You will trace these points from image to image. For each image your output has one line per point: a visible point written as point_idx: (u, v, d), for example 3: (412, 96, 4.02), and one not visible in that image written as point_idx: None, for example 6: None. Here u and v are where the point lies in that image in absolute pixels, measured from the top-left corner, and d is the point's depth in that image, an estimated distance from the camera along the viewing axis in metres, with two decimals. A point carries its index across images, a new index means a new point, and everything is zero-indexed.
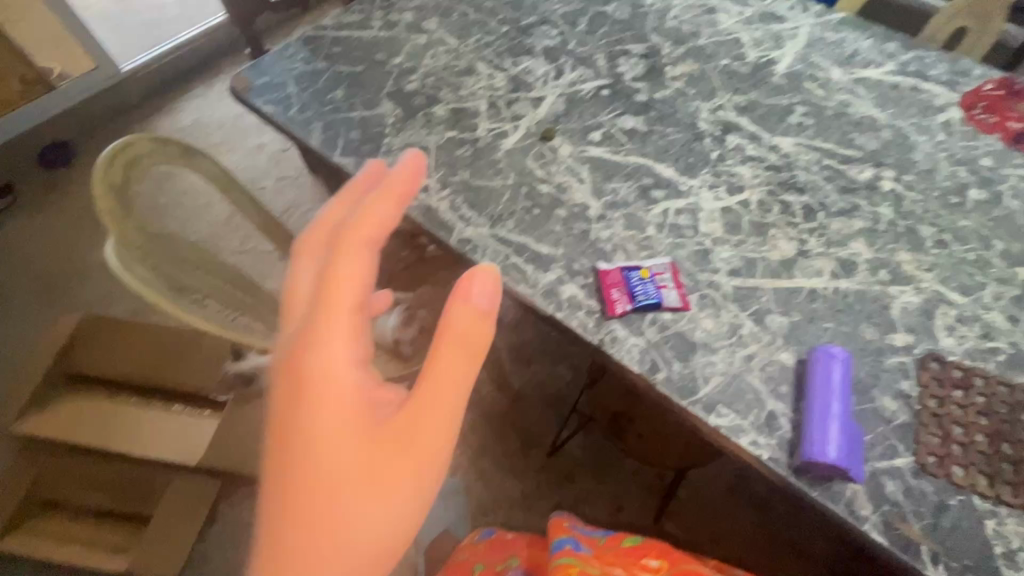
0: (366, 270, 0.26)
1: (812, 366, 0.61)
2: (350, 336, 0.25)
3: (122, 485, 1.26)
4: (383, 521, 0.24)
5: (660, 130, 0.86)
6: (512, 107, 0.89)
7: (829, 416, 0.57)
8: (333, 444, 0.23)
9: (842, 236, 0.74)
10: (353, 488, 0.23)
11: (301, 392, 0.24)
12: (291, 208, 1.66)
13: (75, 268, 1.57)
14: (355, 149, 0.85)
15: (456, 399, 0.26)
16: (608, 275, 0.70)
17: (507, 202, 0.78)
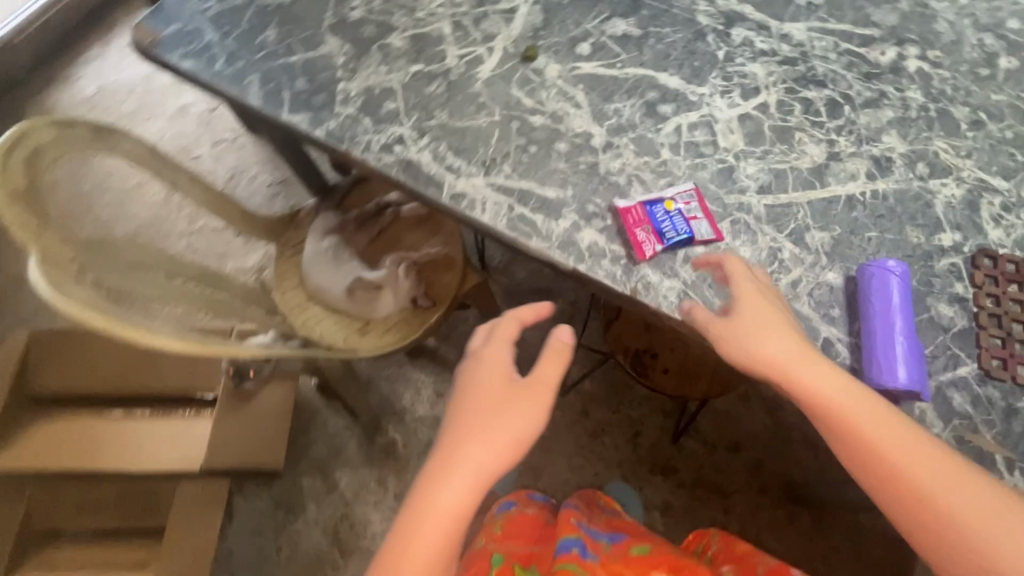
0: (514, 321, 0.61)
1: (866, 284, 0.55)
2: (507, 343, 0.59)
3: (124, 501, 1.19)
4: (523, 411, 0.55)
5: (656, 32, 0.75)
6: (480, 26, 0.76)
7: (893, 335, 0.53)
8: (496, 376, 0.57)
9: (872, 130, 0.67)
10: (510, 395, 0.56)
11: (485, 362, 0.58)
12: (236, 175, 1.49)
13: (6, 281, 1.39)
14: (305, 102, 0.71)
15: (552, 379, 0.57)
16: (630, 213, 0.61)
17: (498, 143, 0.68)
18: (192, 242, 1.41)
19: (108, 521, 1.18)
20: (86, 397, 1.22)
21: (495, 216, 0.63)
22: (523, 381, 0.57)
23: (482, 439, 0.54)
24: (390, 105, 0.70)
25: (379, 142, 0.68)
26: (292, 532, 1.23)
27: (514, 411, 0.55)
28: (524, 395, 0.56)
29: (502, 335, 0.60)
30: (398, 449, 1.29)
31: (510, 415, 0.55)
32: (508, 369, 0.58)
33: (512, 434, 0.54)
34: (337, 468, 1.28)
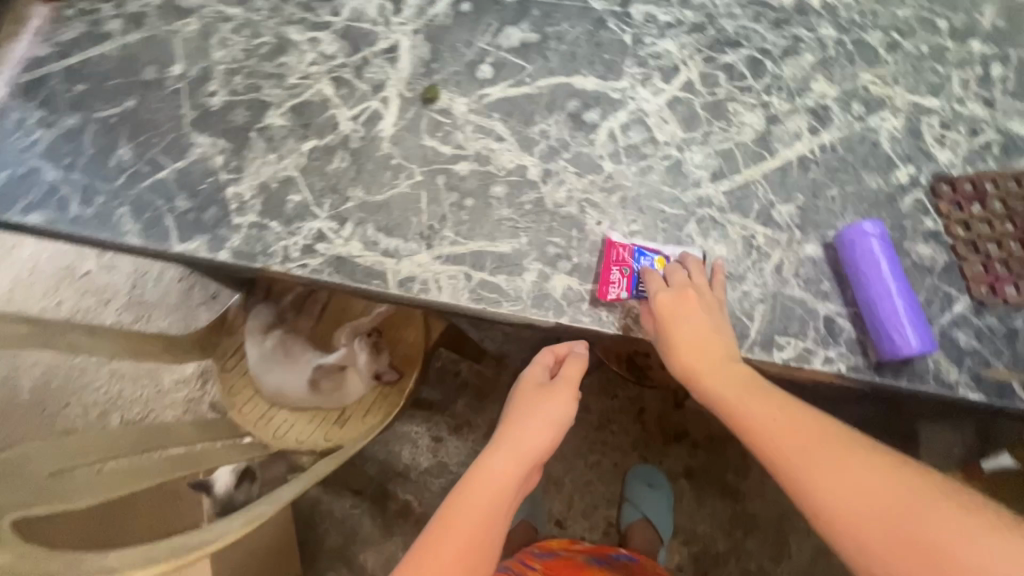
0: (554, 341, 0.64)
1: (849, 254, 0.54)
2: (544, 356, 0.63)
3: None
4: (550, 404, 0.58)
5: (554, 32, 0.68)
6: (365, 75, 0.67)
7: (890, 300, 0.52)
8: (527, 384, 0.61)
9: (800, 81, 0.65)
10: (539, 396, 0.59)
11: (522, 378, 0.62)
12: (137, 280, 1.32)
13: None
14: (196, 222, 0.61)
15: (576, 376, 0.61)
16: (614, 250, 0.57)
17: (429, 206, 0.60)
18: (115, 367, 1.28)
19: None
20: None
21: (454, 291, 0.57)
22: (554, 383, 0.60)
23: (513, 438, 0.56)
24: (295, 198, 0.61)
25: (297, 244, 0.59)
26: None
27: (546, 403, 0.58)
28: (550, 393, 0.59)
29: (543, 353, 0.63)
30: (414, 510, 1.23)
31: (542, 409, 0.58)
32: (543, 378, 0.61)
33: (540, 423, 0.57)
34: (359, 550, 1.22)
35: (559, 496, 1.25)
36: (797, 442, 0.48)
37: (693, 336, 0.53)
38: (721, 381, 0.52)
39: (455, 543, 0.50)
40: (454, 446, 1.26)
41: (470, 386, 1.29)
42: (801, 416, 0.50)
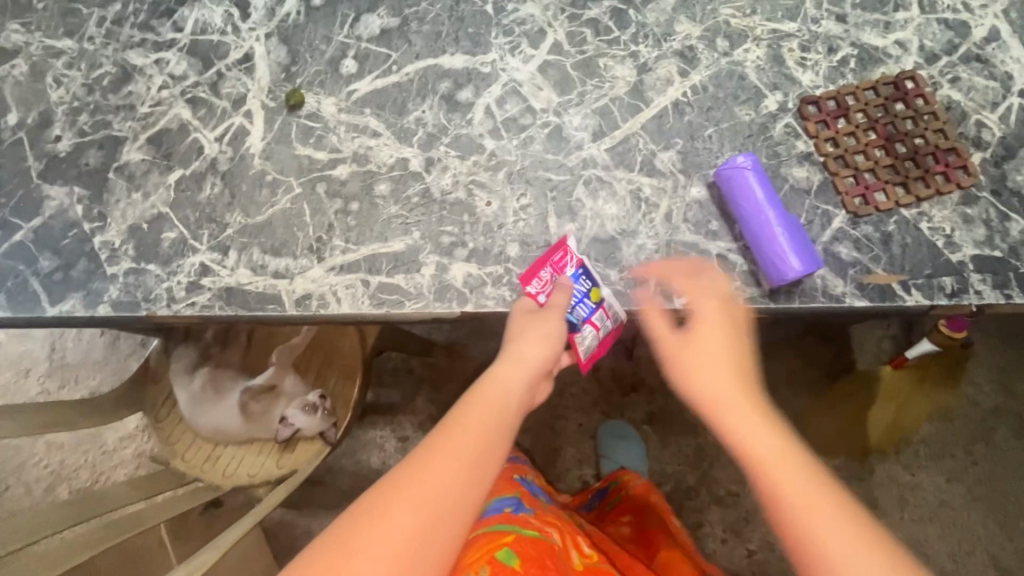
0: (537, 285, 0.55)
1: (728, 186, 0.56)
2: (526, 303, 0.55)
3: None
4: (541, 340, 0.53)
5: (414, 12, 0.65)
6: (222, 91, 0.63)
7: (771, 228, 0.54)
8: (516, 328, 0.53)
9: (665, 24, 0.64)
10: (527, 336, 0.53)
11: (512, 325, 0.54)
12: (53, 341, 1.24)
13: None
14: (67, 279, 0.57)
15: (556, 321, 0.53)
16: (557, 252, 0.56)
17: (313, 218, 0.58)
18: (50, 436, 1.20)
19: None
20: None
21: (353, 301, 0.56)
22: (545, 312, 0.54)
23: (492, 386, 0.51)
24: (170, 234, 0.58)
25: (181, 283, 0.56)
26: None
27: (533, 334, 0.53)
28: (542, 316, 0.53)
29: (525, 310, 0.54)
30: None
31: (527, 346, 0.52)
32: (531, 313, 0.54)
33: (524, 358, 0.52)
34: None
35: None
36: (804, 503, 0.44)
37: (723, 358, 0.51)
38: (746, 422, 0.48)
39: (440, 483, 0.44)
40: None
41: (426, 380, 1.28)
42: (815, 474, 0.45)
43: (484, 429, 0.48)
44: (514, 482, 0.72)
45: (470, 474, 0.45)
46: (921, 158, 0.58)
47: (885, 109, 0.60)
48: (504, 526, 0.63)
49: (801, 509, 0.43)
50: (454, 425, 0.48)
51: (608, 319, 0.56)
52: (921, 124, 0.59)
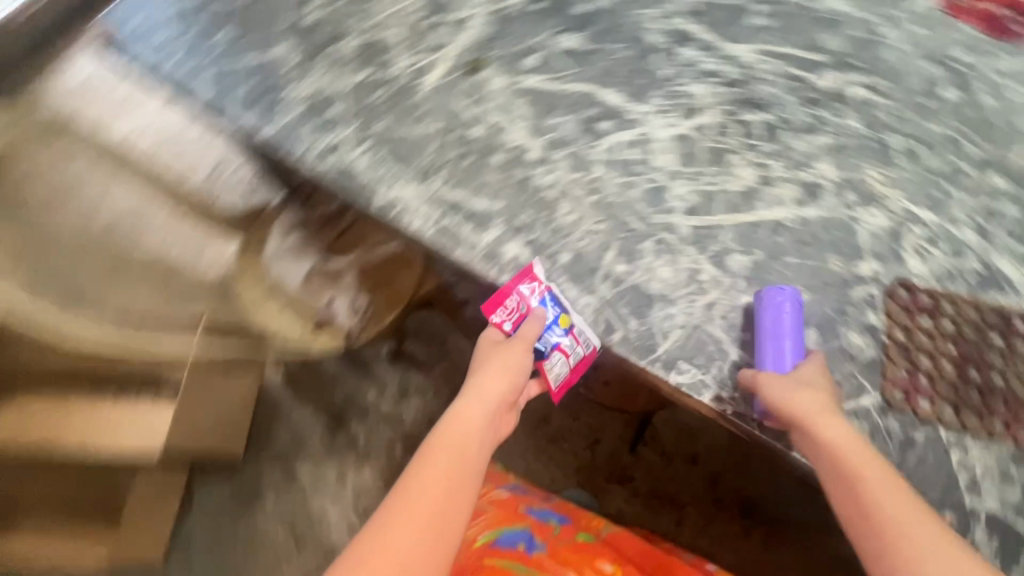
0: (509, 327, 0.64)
1: (760, 315, 0.58)
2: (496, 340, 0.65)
3: (88, 478, 1.20)
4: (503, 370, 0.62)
5: (603, 48, 0.74)
6: (430, 34, 0.76)
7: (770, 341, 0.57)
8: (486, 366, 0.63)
9: (807, 155, 0.67)
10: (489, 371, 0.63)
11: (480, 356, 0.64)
12: None
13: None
14: (255, 103, 0.73)
15: (515, 358, 0.63)
16: (528, 276, 0.63)
17: (435, 151, 0.69)
18: None
19: (65, 495, 1.19)
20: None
21: (424, 225, 0.65)
22: (512, 344, 0.64)
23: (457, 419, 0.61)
24: (335, 110, 0.72)
25: (319, 146, 0.70)
26: (250, 521, 1.26)
27: (493, 366, 0.63)
28: (505, 348, 0.63)
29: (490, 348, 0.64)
30: (360, 444, 1.32)
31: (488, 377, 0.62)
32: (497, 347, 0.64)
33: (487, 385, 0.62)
34: (298, 460, 1.31)
35: None
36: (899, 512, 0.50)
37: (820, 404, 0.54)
38: (835, 429, 0.53)
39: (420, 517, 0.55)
40: (416, 403, 1.33)
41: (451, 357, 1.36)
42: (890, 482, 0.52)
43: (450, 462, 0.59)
44: (522, 514, 0.79)
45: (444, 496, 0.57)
46: (988, 393, 0.57)
47: (976, 330, 0.59)
48: (516, 567, 0.74)
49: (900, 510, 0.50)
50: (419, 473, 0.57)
51: (579, 344, 0.62)
52: (1008, 364, 0.58)
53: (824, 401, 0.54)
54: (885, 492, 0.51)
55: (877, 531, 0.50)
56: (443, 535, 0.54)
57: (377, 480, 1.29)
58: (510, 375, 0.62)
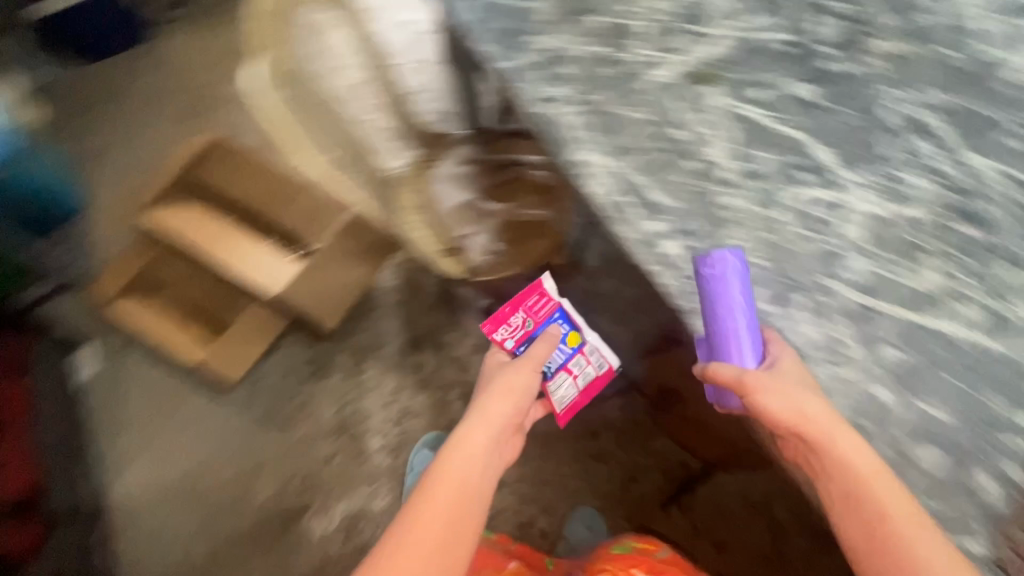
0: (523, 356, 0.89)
1: (710, 285, 0.62)
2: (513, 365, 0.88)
3: (215, 291, 1.43)
4: (511, 393, 0.84)
5: (833, 108, 0.73)
6: (672, 36, 0.79)
7: (735, 327, 0.62)
8: (501, 386, 0.85)
9: (1007, 288, 0.63)
10: (500, 391, 0.84)
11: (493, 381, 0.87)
12: None
13: (219, 95, 1.73)
14: (500, 40, 0.81)
15: (522, 380, 0.86)
16: (545, 306, 0.92)
17: (636, 137, 0.73)
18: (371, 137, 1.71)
19: (195, 296, 1.43)
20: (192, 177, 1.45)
21: (601, 194, 0.70)
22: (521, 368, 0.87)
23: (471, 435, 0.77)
24: (564, 69, 0.78)
25: (537, 93, 0.77)
26: (310, 388, 1.39)
27: (507, 390, 0.84)
28: (521, 368, 0.86)
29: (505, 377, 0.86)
30: (425, 372, 1.40)
31: (501, 400, 0.83)
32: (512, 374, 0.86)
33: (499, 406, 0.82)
34: (369, 360, 1.42)
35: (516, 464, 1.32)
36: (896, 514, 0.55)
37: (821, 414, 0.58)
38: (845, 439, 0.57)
39: (442, 512, 0.68)
40: None
41: None
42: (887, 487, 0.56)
43: (469, 467, 0.73)
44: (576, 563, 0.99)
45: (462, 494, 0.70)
46: None
47: None
48: None
49: (897, 512, 0.55)
50: (439, 479, 0.71)
51: (581, 363, 0.94)
52: None
53: (824, 410, 0.58)
54: (887, 493, 0.55)
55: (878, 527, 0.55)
56: (458, 525, 0.68)
57: (426, 410, 1.38)
58: (520, 389, 0.85)
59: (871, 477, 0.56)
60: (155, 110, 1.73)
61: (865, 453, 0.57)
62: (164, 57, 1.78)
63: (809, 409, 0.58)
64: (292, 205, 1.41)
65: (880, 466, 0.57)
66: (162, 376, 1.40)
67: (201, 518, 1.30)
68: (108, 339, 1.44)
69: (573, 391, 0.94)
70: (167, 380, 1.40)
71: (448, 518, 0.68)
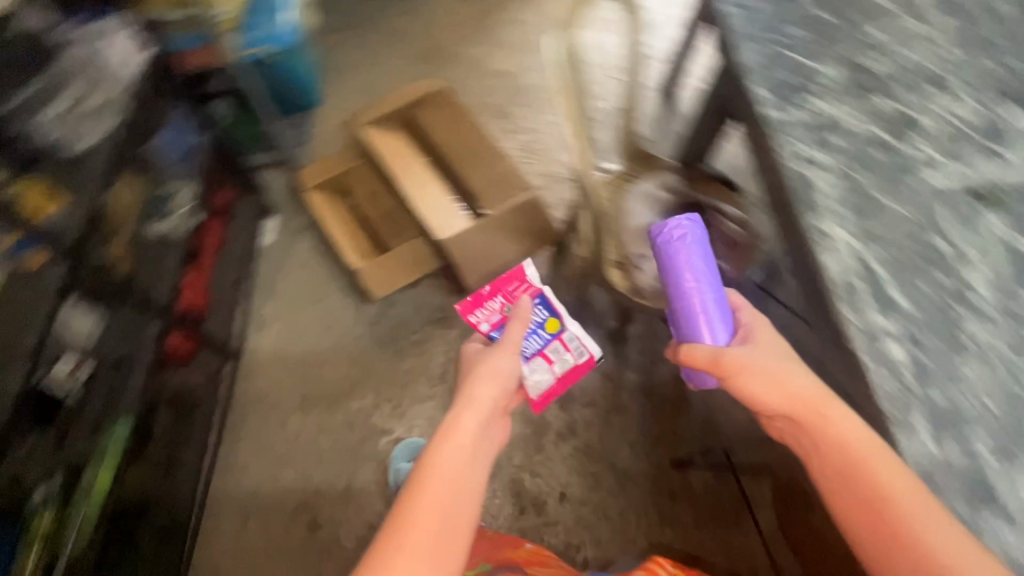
0: (511, 345, 1.01)
1: (678, 255, 0.80)
2: (498, 360, 0.98)
3: (387, 216, 1.56)
4: (495, 381, 0.94)
5: None
6: (966, 146, 0.74)
7: (700, 301, 0.78)
8: (489, 377, 0.94)
9: None
10: (484, 380, 0.94)
11: (473, 373, 0.96)
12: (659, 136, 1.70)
13: (460, 65, 1.99)
14: (778, 90, 0.81)
15: (506, 365, 0.97)
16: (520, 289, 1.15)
17: (894, 232, 0.70)
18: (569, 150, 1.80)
19: (369, 210, 1.57)
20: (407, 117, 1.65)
21: (837, 272, 0.68)
22: (504, 360, 0.98)
23: (455, 426, 0.83)
24: (834, 138, 0.76)
25: (798, 152, 0.76)
26: (430, 331, 1.48)
27: (492, 379, 0.94)
28: (506, 355, 1.00)
29: (489, 372, 0.95)
30: None
31: (484, 389, 0.92)
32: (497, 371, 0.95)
33: (485, 394, 0.91)
34: None
35: (586, 487, 1.31)
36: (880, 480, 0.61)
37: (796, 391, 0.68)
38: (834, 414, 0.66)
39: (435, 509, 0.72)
40: (596, 379, 1.42)
41: (649, 378, 1.41)
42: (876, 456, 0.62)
43: (461, 461, 0.79)
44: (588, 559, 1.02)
45: (460, 487, 0.76)
46: None
47: None
48: None
49: (889, 478, 0.60)
50: (426, 478, 0.75)
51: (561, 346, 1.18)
52: None
53: (800, 384, 0.69)
54: (874, 461, 0.62)
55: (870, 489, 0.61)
56: (451, 519, 0.72)
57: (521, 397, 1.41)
58: (499, 371, 0.96)
59: (853, 444, 0.64)
60: (401, 54, 2.00)
61: (851, 429, 0.64)
62: (428, 19, 2.08)
63: (787, 382, 0.69)
64: (479, 166, 1.54)
65: (871, 438, 0.63)
66: (318, 266, 1.56)
67: (305, 396, 1.41)
68: (289, 220, 1.63)
69: (550, 377, 1.15)
70: (325, 271, 1.55)
71: (444, 511, 0.72)
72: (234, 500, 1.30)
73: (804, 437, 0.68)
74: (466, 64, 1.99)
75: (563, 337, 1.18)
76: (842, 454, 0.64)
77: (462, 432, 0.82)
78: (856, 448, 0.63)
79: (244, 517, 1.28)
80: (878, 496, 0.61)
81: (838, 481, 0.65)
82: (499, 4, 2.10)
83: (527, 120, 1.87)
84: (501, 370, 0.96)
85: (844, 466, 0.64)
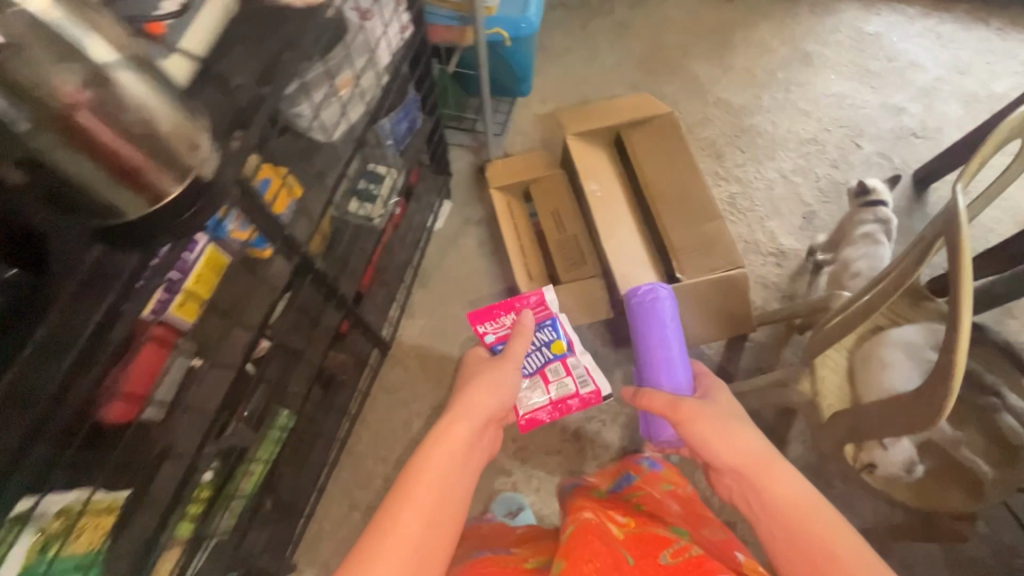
0: (521, 347, 0.92)
1: (639, 308, 1.04)
2: (501, 365, 0.89)
3: (569, 240, 1.41)
4: (496, 387, 0.85)
5: None
6: None
7: (661, 355, 0.99)
8: (486, 385, 0.85)
9: None
10: (476, 383, 0.86)
11: (466, 378, 0.90)
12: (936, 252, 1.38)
13: (679, 81, 1.76)
14: None
15: (509, 373, 0.88)
16: (521, 298, 1.01)
17: None
18: (782, 222, 1.56)
19: (548, 226, 1.44)
20: (616, 135, 1.49)
21: None
22: (501, 364, 0.89)
23: (445, 429, 0.75)
24: None
25: None
26: None
27: (486, 386, 0.85)
28: (500, 363, 0.89)
29: (485, 379, 0.86)
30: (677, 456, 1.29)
31: (480, 394, 0.83)
32: (499, 383, 0.86)
33: (480, 399, 0.82)
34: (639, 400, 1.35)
35: None
36: (819, 539, 0.62)
37: (748, 454, 0.72)
38: (784, 480, 0.68)
39: (421, 512, 0.64)
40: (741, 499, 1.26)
41: None
42: (816, 513, 0.64)
43: (452, 465, 0.71)
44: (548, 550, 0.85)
45: (446, 504, 0.67)
46: None
47: None
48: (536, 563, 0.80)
49: (831, 535, 0.62)
50: (412, 477, 0.68)
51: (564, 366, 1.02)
52: None
53: (759, 446, 0.73)
54: (817, 521, 0.63)
55: (816, 552, 0.61)
56: (435, 534, 0.64)
57: None
58: (500, 384, 0.86)
59: (798, 505, 0.66)
60: (617, 51, 1.80)
61: (800, 487, 0.68)
62: (660, 19, 1.86)
63: (738, 442, 0.74)
64: (686, 221, 1.34)
65: (820, 504, 0.65)
66: (482, 271, 1.48)
67: (435, 404, 1.35)
68: (465, 210, 1.55)
69: (544, 401, 1.00)
70: (487, 278, 1.47)
71: (428, 519, 0.64)
72: (342, 486, 1.29)
73: (753, 495, 0.70)
74: (688, 82, 1.76)
75: (567, 361, 1.02)
76: (794, 511, 0.65)
77: (458, 436, 0.75)
78: (800, 509, 0.65)
79: (350, 507, 1.27)
80: (821, 553, 0.61)
81: (779, 535, 0.65)
82: (742, 24, 1.85)
83: (740, 168, 1.64)
84: (504, 381, 0.87)
85: (784, 523, 0.65)
